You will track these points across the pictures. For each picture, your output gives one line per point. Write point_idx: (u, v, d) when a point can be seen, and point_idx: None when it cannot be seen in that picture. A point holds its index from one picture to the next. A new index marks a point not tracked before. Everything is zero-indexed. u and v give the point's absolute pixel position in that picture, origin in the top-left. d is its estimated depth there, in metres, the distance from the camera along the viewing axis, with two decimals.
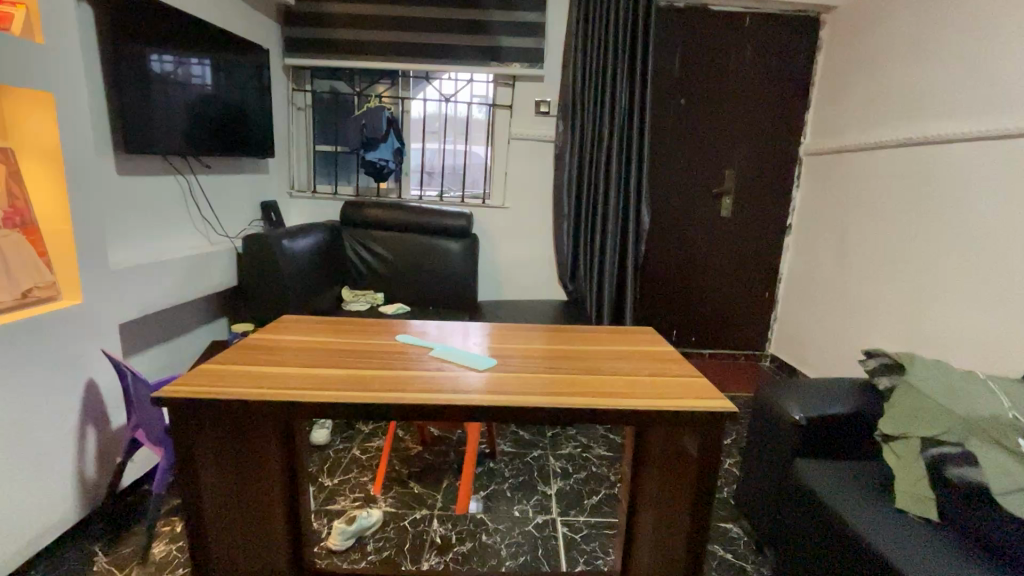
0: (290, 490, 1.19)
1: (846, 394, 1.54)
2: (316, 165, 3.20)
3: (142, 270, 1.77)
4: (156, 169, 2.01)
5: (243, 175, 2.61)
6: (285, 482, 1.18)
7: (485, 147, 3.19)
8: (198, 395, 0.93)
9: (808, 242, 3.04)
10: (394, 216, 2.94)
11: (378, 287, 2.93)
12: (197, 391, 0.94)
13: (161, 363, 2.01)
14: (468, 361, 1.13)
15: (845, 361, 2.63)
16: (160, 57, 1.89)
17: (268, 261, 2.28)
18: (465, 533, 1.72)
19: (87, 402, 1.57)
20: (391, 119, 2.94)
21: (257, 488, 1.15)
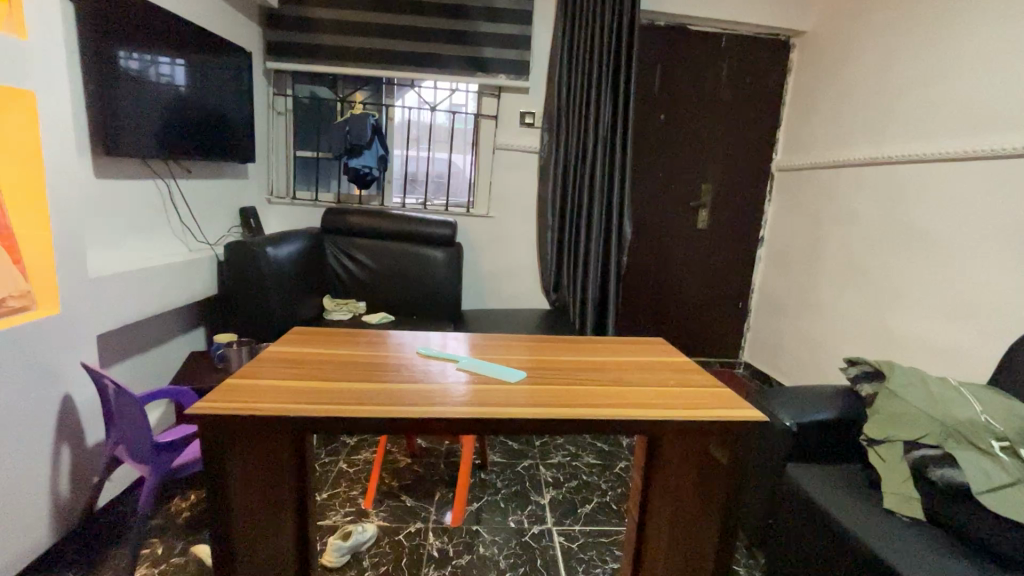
0: (302, 520, 1.09)
1: (830, 400, 1.63)
2: (296, 171, 3.13)
3: (125, 278, 1.69)
4: (136, 173, 1.93)
5: (222, 180, 2.53)
6: (297, 511, 1.09)
7: (470, 156, 3.20)
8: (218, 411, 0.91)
9: (779, 255, 3.18)
10: (378, 224, 2.90)
11: (361, 297, 2.88)
12: (212, 408, 0.92)
13: (139, 376, 1.91)
14: (492, 372, 1.15)
15: (817, 369, 2.76)
16: (128, 54, 1.77)
17: (252, 270, 2.22)
18: (462, 546, 1.70)
19: (65, 418, 1.49)
20: (375, 126, 2.91)
21: (270, 517, 1.06)
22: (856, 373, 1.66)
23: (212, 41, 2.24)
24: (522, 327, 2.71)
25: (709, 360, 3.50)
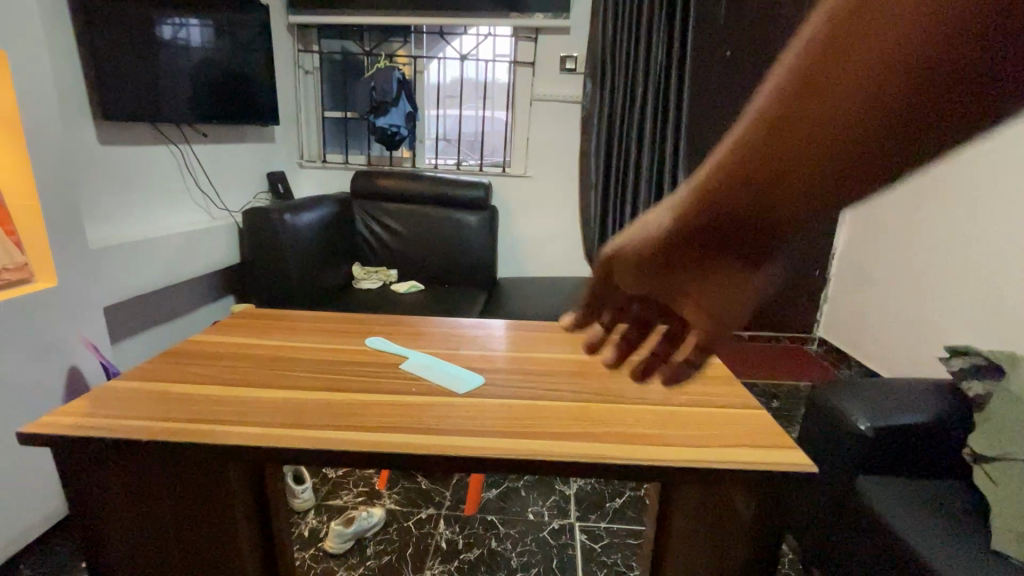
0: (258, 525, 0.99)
1: (925, 401, 1.28)
2: (327, 133, 3.01)
3: (125, 249, 1.64)
4: (145, 139, 1.87)
5: (246, 144, 2.46)
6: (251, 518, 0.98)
7: (506, 111, 2.91)
8: (117, 411, 0.75)
9: (869, 216, 2.66)
10: (407, 188, 2.74)
11: (390, 264, 2.73)
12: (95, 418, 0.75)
13: (152, 346, 1.91)
14: (438, 378, 0.88)
15: (905, 354, 2.31)
16: (173, 20, 1.82)
17: (270, 237, 2.12)
18: (472, 538, 1.56)
19: (72, 391, 1.48)
20: (402, 80, 2.70)
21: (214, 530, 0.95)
22: (962, 367, 1.31)
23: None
24: (558, 297, 2.47)
25: (775, 335, 3.09)
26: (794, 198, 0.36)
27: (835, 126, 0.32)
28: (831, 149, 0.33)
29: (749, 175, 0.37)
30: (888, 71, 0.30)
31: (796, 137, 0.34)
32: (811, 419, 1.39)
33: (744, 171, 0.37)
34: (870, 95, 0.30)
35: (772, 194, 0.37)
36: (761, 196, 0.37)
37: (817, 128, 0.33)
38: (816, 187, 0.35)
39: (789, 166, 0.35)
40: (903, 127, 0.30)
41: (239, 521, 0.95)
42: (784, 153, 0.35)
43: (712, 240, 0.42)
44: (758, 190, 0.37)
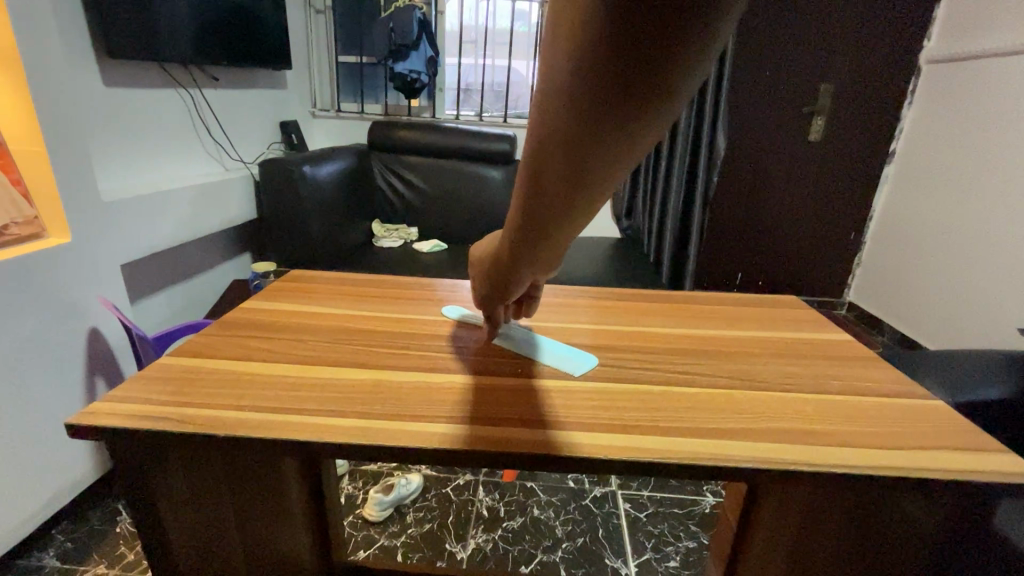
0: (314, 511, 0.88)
1: (1005, 374, 1.20)
2: (341, 79, 2.81)
3: (140, 203, 1.53)
4: (153, 81, 1.71)
5: (257, 90, 2.28)
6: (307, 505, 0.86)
7: (532, 58, 2.71)
8: None
9: (914, 175, 2.50)
10: (428, 140, 2.58)
11: (411, 221, 2.60)
12: None
13: (172, 307, 1.81)
14: None
15: (944, 320, 2.22)
16: None
17: (289, 191, 1.99)
18: (514, 506, 1.52)
19: (93, 354, 1.39)
20: (422, 21, 2.49)
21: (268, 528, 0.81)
22: None
23: None
24: (589, 257, 2.36)
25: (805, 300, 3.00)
26: (581, 201, 0.35)
27: (557, 154, 0.31)
28: (575, 172, 0.32)
29: (529, 202, 0.36)
30: (576, 96, 0.27)
31: (541, 171, 0.33)
32: None
33: (527, 202, 0.36)
34: (568, 111, 0.28)
35: (555, 208, 0.36)
36: (546, 216, 0.37)
37: (549, 162, 0.32)
38: (582, 192, 0.34)
39: (558, 193, 0.34)
40: (615, 132, 0.29)
41: (294, 507, 0.83)
42: (543, 182, 0.33)
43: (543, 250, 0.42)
44: (556, 210, 0.36)
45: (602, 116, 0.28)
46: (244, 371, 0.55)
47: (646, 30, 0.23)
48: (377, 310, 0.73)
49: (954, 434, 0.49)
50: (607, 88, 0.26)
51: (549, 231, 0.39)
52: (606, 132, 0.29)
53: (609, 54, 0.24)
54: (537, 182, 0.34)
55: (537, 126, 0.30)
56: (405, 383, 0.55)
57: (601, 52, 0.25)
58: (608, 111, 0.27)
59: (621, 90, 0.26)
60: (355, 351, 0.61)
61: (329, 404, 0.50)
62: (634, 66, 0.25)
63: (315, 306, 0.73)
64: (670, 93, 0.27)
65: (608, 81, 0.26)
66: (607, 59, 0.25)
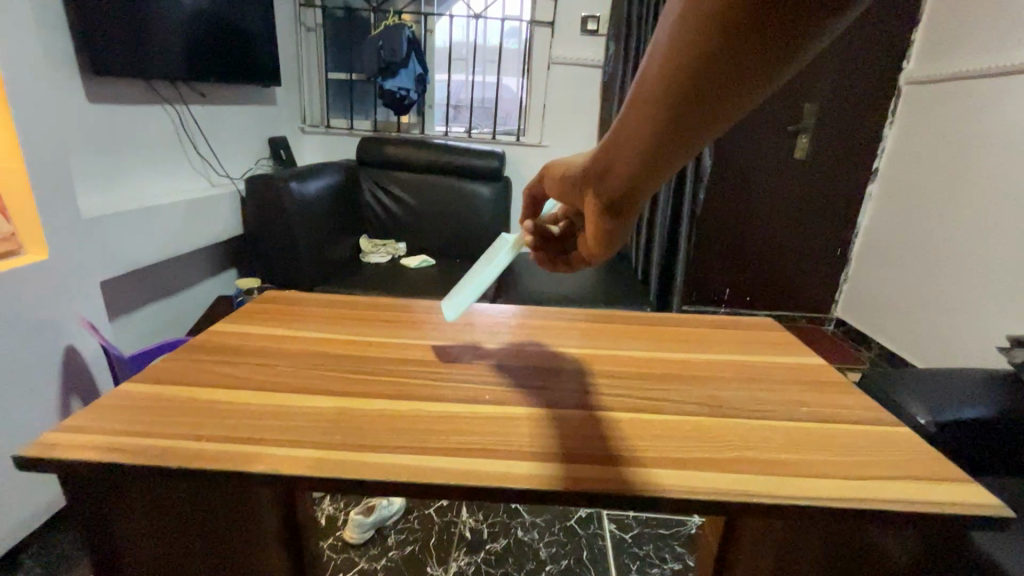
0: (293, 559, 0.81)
1: (987, 394, 1.20)
2: (331, 96, 2.83)
3: (122, 219, 1.51)
4: (138, 96, 1.71)
5: (246, 107, 2.29)
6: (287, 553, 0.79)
7: (521, 76, 2.74)
8: None
9: (897, 192, 2.53)
10: (418, 156, 2.59)
11: (400, 237, 2.60)
12: None
13: (150, 325, 1.79)
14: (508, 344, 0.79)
15: (930, 336, 2.23)
16: None
17: (276, 207, 1.98)
18: (498, 527, 1.50)
19: (68, 371, 1.36)
20: (412, 39, 2.51)
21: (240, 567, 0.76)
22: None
23: None
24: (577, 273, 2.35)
25: (792, 316, 3.00)
26: (669, 143, 0.44)
27: (665, 84, 0.39)
28: (675, 107, 0.40)
29: (628, 125, 0.45)
30: (693, 38, 0.36)
31: (646, 98, 0.42)
32: None
33: (626, 126, 0.46)
34: (688, 49, 0.36)
35: (643, 138, 0.45)
36: (634, 144, 0.46)
37: (657, 93, 0.40)
38: (670, 131, 0.42)
39: (652, 124, 0.43)
40: (722, 80, 0.37)
41: (275, 552, 0.78)
42: (645, 108, 0.42)
43: (614, 179, 0.51)
44: (645, 145, 0.45)
45: (713, 64, 0.36)
46: (205, 399, 0.54)
47: (773, 6, 0.32)
48: (349, 334, 0.72)
49: (923, 464, 0.48)
50: (726, 43, 0.34)
51: (626, 159, 0.48)
52: (711, 77, 0.37)
53: (736, 10, 0.33)
54: (638, 105, 0.43)
55: (654, 57, 0.40)
56: (370, 411, 0.54)
57: (729, 8, 0.33)
58: (719, 62, 0.36)
59: (736, 45, 0.34)
60: (321, 377, 0.60)
61: (288, 433, 0.49)
62: (753, 29, 0.33)
63: (287, 329, 0.72)
64: (776, 63, 0.35)
65: (729, 36, 0.34)
66: (731, 12, 0.33)
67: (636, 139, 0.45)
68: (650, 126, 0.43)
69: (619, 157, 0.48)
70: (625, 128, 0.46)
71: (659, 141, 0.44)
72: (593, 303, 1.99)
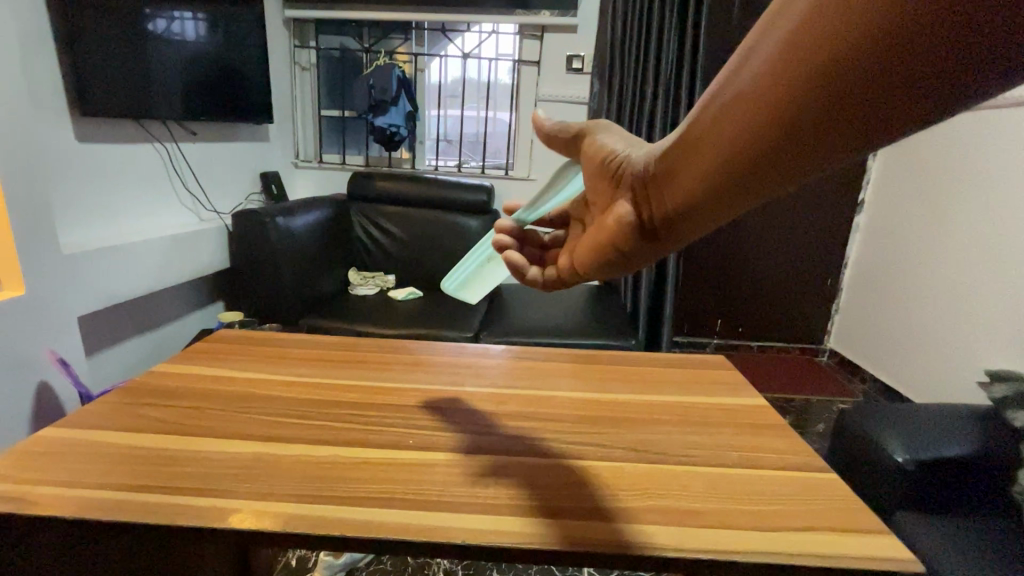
0: None
1: (967, 430, 1.17)
2: (324, 132, 2.90)
3: (102, 254, 1.54)
4: (127, 136, 1.76)
5: (237, 144, 2.35)
6: None
7: (509, 112, 2.80)
8: None
9: (884, 223, 2.53)
10: (407, 190, 2.63)
11: (389, 269, 2.61)
12: None
13: (128, 359, 1.79)
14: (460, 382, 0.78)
15: (923, 368, 2.18)
16: (158, 15, 1.72)
17: (262, 241, 2.00)
18: (473, 569, 1.45)
19: (39, 405, 1.36)
20: (402, 78, 2.59)
21: None
22: (1005, 394, 1.19)
23: None
24: (563, 303, 2.34)
25: (785, 346, 2.96)
26: (753, 167, 0.40)
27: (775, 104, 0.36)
28: (782, 134, 0.37)
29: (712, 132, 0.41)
30: (827, 55, 0.32)
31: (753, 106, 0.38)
32: (843, 447, 1.28)
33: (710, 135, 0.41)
34: (813, 75, 0.33)
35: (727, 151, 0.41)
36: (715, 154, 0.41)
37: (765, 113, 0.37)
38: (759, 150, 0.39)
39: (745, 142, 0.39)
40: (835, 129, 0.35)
41: None
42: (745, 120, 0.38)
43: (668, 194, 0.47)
44: (741, 158, 0.39)
45: (840, 102, 0.33)
46: (129, 446, 0.54)
47: (870, 89, 0.31)
48: (293, 374, 0.72)
49: (842, 515, 0.47)
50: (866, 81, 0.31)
51: (698, 174, 0.43)
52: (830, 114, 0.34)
53: (915, 25, 0.28)
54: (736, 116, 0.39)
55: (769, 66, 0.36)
56: (292, 457, 0.54)
57: (909, 20, 0.28)
58: (847, 104, 0.33)
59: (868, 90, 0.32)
60: (252, 421, 0.60)
61: (203, 481, 0.49)
62: (841, 110, 0.33)
63: (232, 371, 0.72)
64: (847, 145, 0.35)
65: (871, 76, 0.31)
66: (827, 86, 0.33)
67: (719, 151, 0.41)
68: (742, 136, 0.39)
69: (689, 168, 0.44)
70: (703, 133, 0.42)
71: (746, 163, 0.40)
72: (576, 335, 1.97)
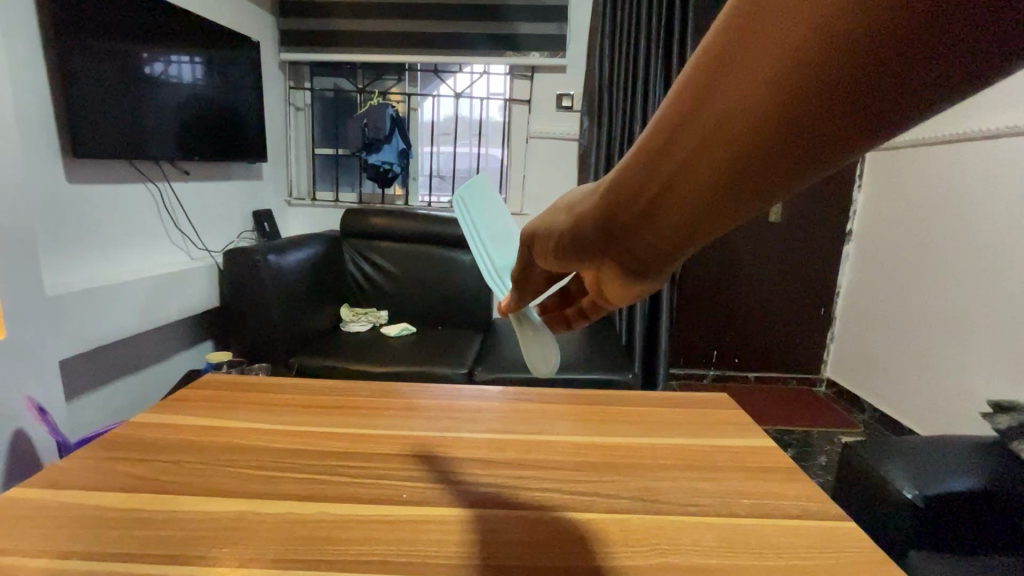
0: None
1: (976, 462, 1.14)
2: (318, 170, 2.92)
3: (87, 296, 1.50)
4: (120, 176, 1.76)
5: (231, 183, 2.36)
6: None
7: (501, 148, 2.84)
8: None
9: (873, 253, 2.56)
10: (399, 226, 2.63)
11: (381, 305, 2.59)
12: None
13: (109, 404, 1.73)
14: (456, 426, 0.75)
15: (922, 397, 2.17)
16: (156, 59, 1.75)
17: (252, 280, 1.97)
18: None
19: (14, 453, 1.29)
20: (395, 117, 2.62)
21: None
22: (1008, 425, 1.19)
23: (220, 31, 2.05)
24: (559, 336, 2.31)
25: (782, 377, 2.94)
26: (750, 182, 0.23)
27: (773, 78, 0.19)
28: (793, 126, 0.20)
29: (676, 138, 0.23)
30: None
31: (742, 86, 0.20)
32: (850, 483, 1.25)
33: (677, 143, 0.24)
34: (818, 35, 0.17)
35: (704, 166, 0.23)
36: (693, 174, 0.24)
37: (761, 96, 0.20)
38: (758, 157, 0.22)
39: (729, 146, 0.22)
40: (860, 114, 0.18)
41: None
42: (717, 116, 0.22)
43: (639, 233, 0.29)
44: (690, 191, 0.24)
45: (866, 65, 0.17)
46: (101, 508, 0.51)
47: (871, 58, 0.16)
48: (281, 422, 0.69)
49: (868, 568, 0.45)
50: (904, 22, 0.15)
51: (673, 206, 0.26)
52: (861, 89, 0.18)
53: None
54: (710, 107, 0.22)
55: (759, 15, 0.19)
56: (276, 515, 0.50)
57: None
58: (891, 62, 0.16)
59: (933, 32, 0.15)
60: (235, 475, 0.57)
61: (179, 547, 0.46)
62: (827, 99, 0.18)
63: (218, 421, 0.69)
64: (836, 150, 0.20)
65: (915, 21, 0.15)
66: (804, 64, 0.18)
67: (700, 169, 0.23)
68: (725, 141, 0.22)
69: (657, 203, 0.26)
70: (666, 139, 0.24)
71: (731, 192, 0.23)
72: (573, 369, 1.94)
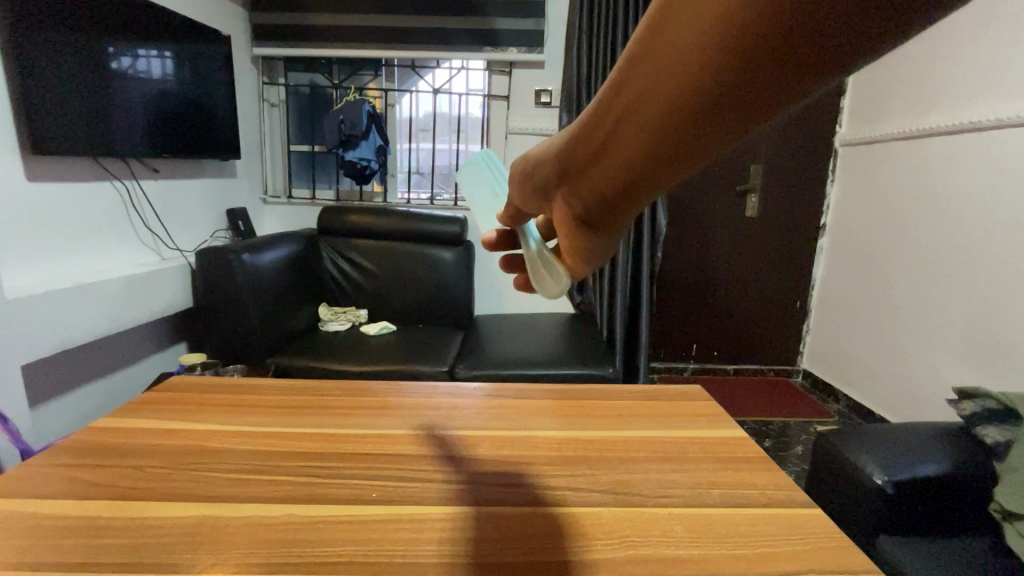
0: None
1: (941, 448, 1.17)
2: (293, 168, 2.87)
3: (50, 296, 1.45)
4: (82, 173, 1.70)
5: (202, 180, 2.30)
6: None
7: (480, 145, 2.82)
8: None
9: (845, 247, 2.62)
10: (376, 223, 2.58)
11: (360, 303, 2.56)
12: None
13: (75, 410, 1.68)
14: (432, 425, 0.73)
15: (895, 387, 2.22)
16: (124, 56, 1.70)
17: (228, 279, 1.92)
18: None
19: None
20: (372, 113, 2.58)
21: None
22: (974, 411, 1.22)
23: (190, 24, 2.00)
24: (541, 333, 2.30)
25: (760, 369, 2.99)
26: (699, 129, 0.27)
27: (684, 61, 0.24)
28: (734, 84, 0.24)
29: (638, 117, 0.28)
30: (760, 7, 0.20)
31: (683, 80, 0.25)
32: (822, 472, 1.27)
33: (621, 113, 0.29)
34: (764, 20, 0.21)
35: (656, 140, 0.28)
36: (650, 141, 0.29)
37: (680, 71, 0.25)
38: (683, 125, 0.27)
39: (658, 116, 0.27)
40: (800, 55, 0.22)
41: None
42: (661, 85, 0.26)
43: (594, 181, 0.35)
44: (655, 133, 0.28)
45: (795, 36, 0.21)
46: (56, 517, 0.49)
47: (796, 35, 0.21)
48: (250, 424, 0.67)
49: (832, 552, 0.46)
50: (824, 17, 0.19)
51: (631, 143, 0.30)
52: (797, 37, 0.21)
53: None
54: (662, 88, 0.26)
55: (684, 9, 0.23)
56: (242, 520, 0.49)
57: None
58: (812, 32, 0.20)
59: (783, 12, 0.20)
60: (200, 479, 0.55)
61: (137, 555, 0.44)
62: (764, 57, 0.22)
63: (184, 424, 0.67)
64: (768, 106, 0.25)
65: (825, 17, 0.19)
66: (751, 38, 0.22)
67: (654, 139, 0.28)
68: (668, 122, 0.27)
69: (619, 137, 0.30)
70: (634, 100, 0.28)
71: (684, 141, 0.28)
72: (555, 365, 1.95)
